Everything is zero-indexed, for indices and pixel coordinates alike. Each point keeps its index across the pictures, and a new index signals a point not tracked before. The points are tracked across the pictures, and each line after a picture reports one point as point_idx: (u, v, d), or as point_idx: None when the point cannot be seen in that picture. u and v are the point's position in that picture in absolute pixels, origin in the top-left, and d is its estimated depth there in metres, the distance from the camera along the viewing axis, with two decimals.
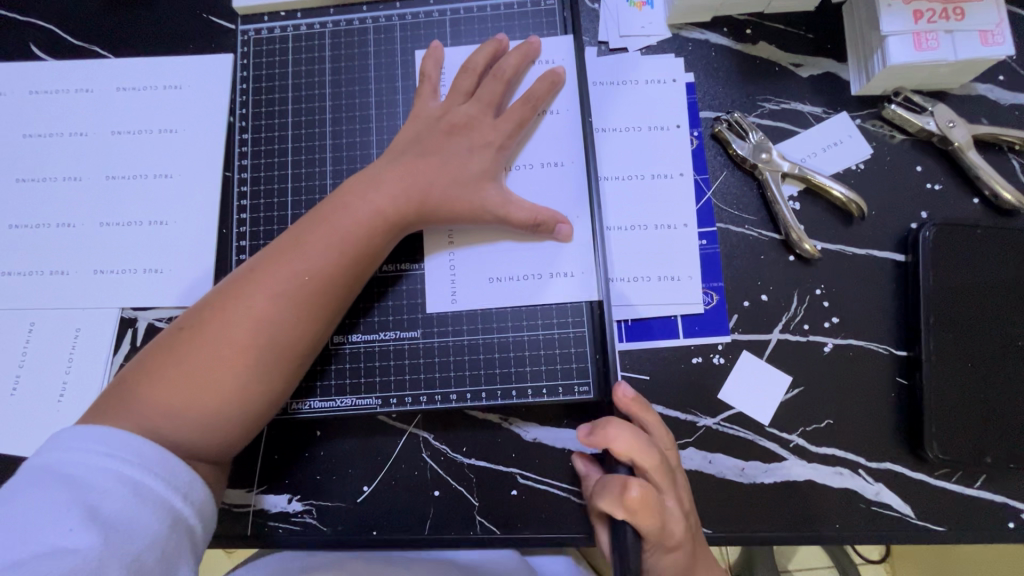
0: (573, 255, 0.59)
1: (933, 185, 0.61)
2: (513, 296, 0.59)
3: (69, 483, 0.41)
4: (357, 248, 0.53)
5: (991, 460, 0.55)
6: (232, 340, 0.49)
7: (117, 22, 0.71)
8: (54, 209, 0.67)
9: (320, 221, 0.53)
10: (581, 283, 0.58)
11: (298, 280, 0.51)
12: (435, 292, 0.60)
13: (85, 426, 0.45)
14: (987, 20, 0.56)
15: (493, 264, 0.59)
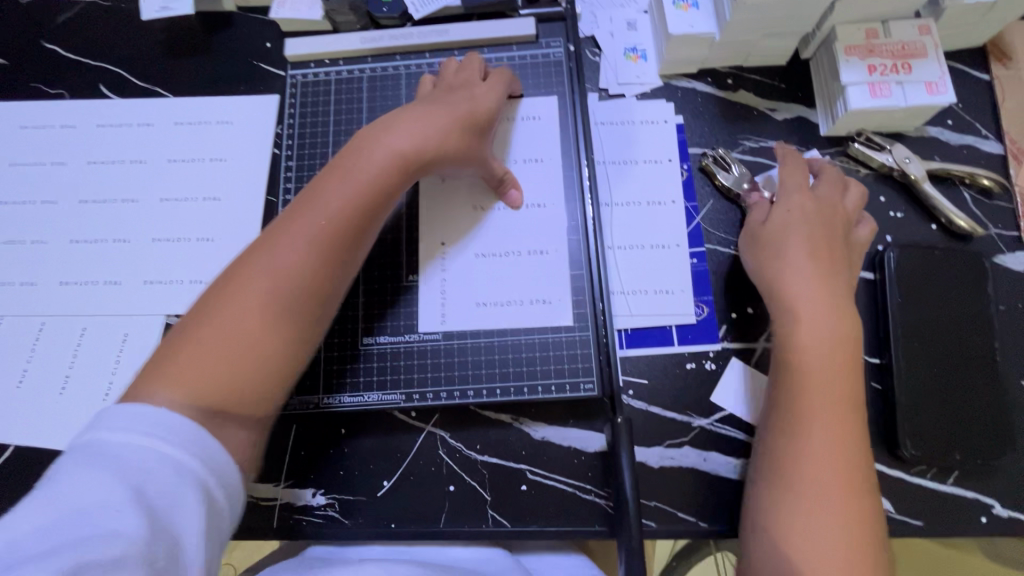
0: (553, 285, 0.67)
1: (895, 212, 0.69)
2: (518, 310, 0.66)
3: (112, 467, 0.40)
4: (370, 194, 0.56)
5: (960, 457, 0.60)
6: (255, 289, 0.50)
7: (177, 67, 0.81)
8: (112, 227, 0.74)
9: (333, 175, 0.55)
10: (556, 309, 0.66)
11: (319, 227, 0.53)
12: (428, 314, 0.66)
13: (125, 406, 0.44)
14: (932, 73, 0.66)
15: (483, 292, 0.67)
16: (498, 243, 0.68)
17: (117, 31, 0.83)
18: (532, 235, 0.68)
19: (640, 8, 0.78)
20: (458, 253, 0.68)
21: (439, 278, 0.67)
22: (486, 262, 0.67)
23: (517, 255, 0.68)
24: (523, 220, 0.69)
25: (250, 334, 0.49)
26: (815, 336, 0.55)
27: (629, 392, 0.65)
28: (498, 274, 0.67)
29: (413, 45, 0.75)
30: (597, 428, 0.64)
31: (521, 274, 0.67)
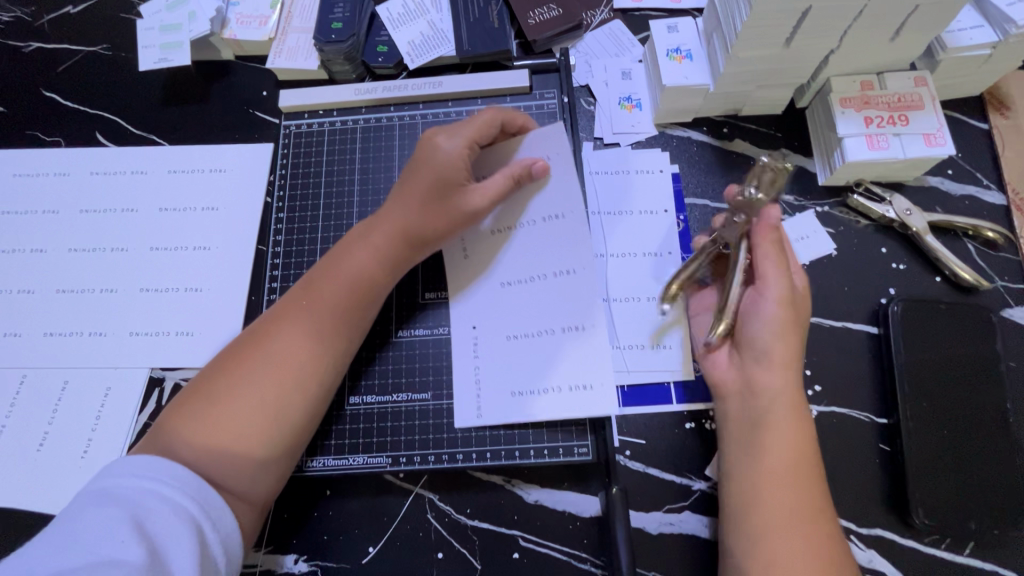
0: (588, 370, 0.61)
1: (898, 264, 0.68)
2: (518, 382, 0.62)
3: (122, 502, 0.47)
4: (361, 280, 0.60)
5: (976, 527, 0.57)
6: (263, 367, 0.55)
7: (174, 115, 0.81)
8: (101, 276, 0.73)
9: (326, 268, 0.61)
10: (598, 396, 0.60)
11: (316, 313, 0.58)
12: (462, 408, 0.62)
13: (140, 456, 0.51)
14: (930, 125, 0.65)
15: (514, 379, 0.62)
16: (531, 320, 0.62)
17: (116, 80, 0.83)
18: (569, 313, 0.61)
19: (635, 58, 0.78)
20: (490, 329, 0.63)
21: (470, 359, 0.63)
22: (518, 344, 0.62)
23: (549, 332, 0.62)
24: (552, 295, 0.62)
25: (248, 416, 0.54)
26: (780, 443, 0.52)
27: (626, 453, 0.63)
28: (535, 353, 0.62)
29: (407, 96, 0.75)
30: (593, 491, 0.62)
31: (557, 354, 0.61)
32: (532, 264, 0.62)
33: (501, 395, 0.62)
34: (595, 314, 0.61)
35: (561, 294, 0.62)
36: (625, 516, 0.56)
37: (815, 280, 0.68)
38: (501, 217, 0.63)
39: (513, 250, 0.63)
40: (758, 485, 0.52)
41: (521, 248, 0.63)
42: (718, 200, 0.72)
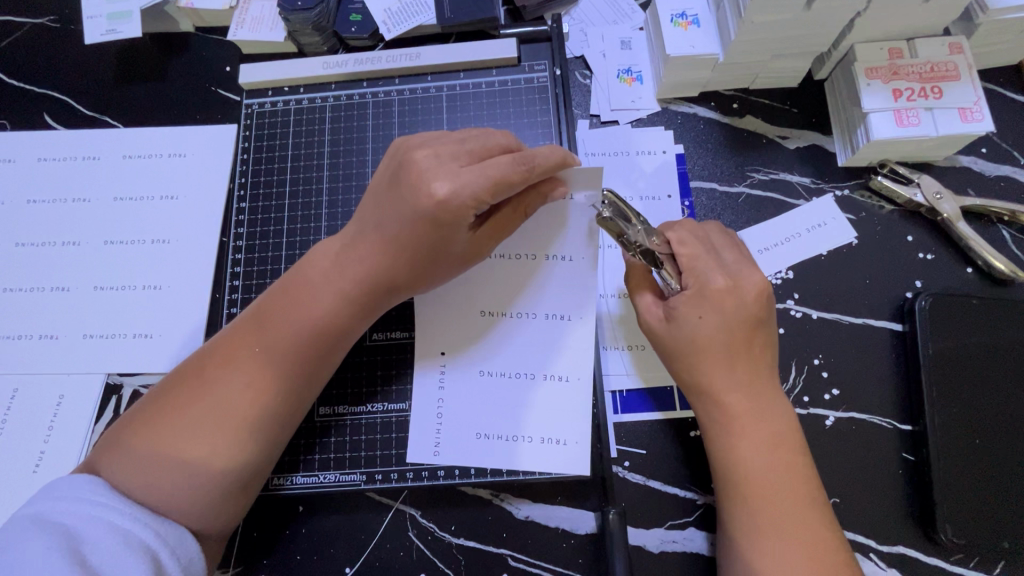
0: (567, 421, 0.55)
1: (925, 254, 0.61)
2: (483, 413, 0.56)
3: (56, 529, 0.41)
4: (331, 319, 0.52)
5: (1009, 546, 0.52)
6: (210, 416, 0.49)
7: (128, 93, 0.73)
8: (50, 273, 0.67)
9: (291, 297, 0.53)
10: (572, 452, 0.55)
11: (279, 352, 0.51)
12: (420, 439, 0.56)
13: (77, 478, 0.46)
14: (966, 98, 0.58)
15: (480, 416, 0.56)
16: (513, 358, 0.57)
17: (63, 54, 0.75)
18: (551, 358, 0.56)
19: (635, 25, 0.70)
20: (459, 362, 0.57)
21: (435, 391, 0.57)
22: (491, 382, 0.57)
23: (527, 376, 0.56)
24: (536, 332, 0.57)
25: (197, 464, 0.48)
26: (757, 453, 0.49)
27: (625, 464, 0.57)
28: (512, 399, 0.56)
29: (382, 70, 0.67)
30: (589, 506, 0.56)
31: (535, 403, 0.56)
32: (522, 301, 0.57)
33: (468, 436, 0.55)
34: (582, 364, 0.56)
35: (546, 336, 0.57)
36: (623, 534, 0.52)
37: (834, 272, 0.62)
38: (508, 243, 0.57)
39: (509, 280, 0.57)
40: (750, 500, 0.49)
41: (517, 278, 0.57)
42: (726, 183, 0.65)
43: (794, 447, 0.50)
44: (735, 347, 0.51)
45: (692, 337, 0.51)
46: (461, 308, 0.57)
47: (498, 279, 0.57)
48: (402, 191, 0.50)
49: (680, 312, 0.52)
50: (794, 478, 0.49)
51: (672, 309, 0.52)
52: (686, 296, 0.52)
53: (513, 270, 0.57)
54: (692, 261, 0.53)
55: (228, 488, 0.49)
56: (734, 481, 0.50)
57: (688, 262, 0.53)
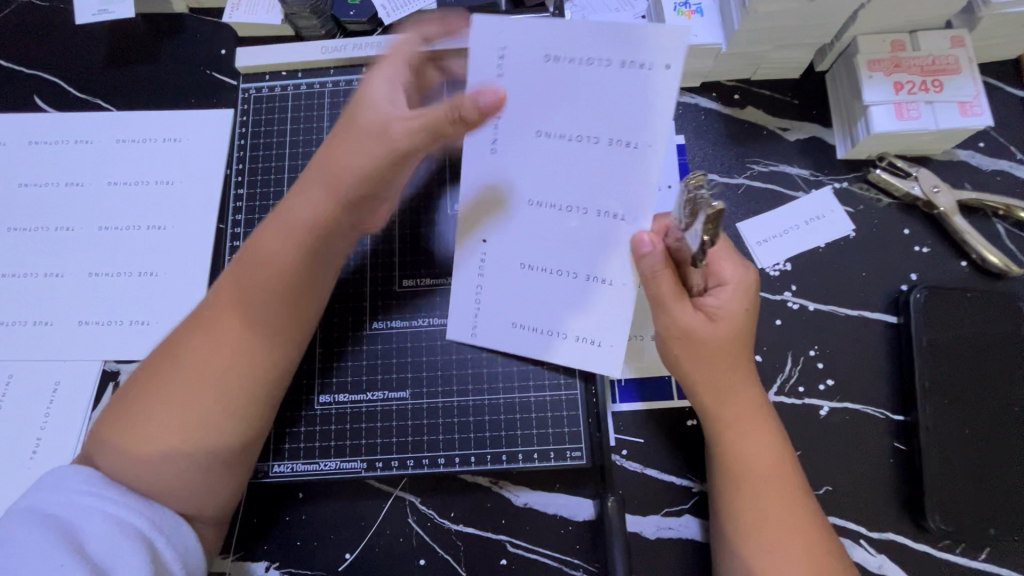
0: (604, 327, 0.55)
1: (921, 247, 0.62)
2: (519, 305, 0.56)
3: (57, 520, 0.42)
4: (301, 276, 0.52)
5: (995, 533, 0.53)
6: (190, 391, 0.49)
7: (120, 75, 0.72)
8: (44, 259, 0.66)
9: (257, 262, 0.52)
10: (607, 355, 0.55)
11: (261, 327, 0.51)
12: (456, 322, 0.58)
13: (69, 469, 0.46)
14: (966, 91, 0.58)
15: (516, 310, 0.56)
16: (558, 254, 0.54)
17: (53, 33, 0.73)
18: (594, 261, 0.54)
19: (637, 13, 0.70)
20: (500, 257, 0.56)
21: (474, 275, 0.56)
22: (532, 276, 0.55)
23: (569, 276, 0.54)
24: (586, 233, 0.53)
25: (180, 443, 0.48)
26: (760, 449, 0.50)
27: (622, 452, 0.58)
28: (548, 297, 0.55)
29: (381, 55, 0.66)
30: (586, 494, 0.57)
31: (571, 301, 0.55)
32: (569, 191, 0.53)
33: (475, 334, 0.58)
34: (622, 266, 0.53)
35: (595, 236, 0.53)
36: (620, 521, 0.53)
37: (831, 264, 0.62)
38: (518, 78, 0.50)
39: (549, 154, 0.52)
40: (766, 497, 0.49)
41: (564, 158, 0.52)
42: (727, 174, 0.65)
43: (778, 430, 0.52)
44: (752, 342, 0.52)
45: (728, 334, 0.51)
46: (488, 192, 0.54)
47: (542, 152, 0.52)
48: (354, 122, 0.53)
49: (721, 309, 0.51)
50: (790, 467, 0.50)
51: (713, 306, 0.51)
52: (725, 291, 0.52)
53: (552, 144, 0.52)
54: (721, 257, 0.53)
55: (216, 466, 0.49)
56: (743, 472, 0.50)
57: (714, 258, 0.53)
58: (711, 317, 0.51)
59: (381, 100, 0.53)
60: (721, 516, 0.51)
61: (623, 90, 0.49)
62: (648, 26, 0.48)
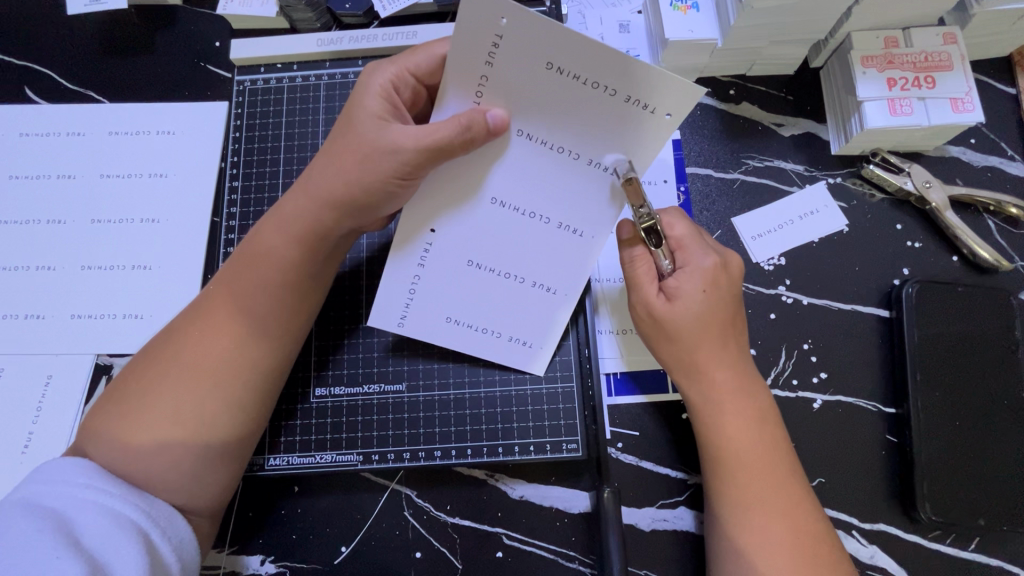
0: (538, 330, 0.56)
1: (913, 242, 0.63)
2: (458, 300, 0.54)
3: (49, 513, 0.42)
4: (301, 287, 0.53)
5: (984, 523, 0.54)
6: (174, 385, 0.48)
7: (113, 66, 0.71)
8: (36, 252, 0.65)
9: (244, 264, 0.52)
10: (535, 357, 0.57)
11: (253, 323, 0.51)
12: (385, 311, 0.55)
13: (62, 460, 0.46)
14: (958, 88, 0.59)
15: (452, 304, 0.55)
16: (511, 254, 0.52)
17: (44, 23, 0.72)
18: (549, 271, 0.52)
19: (634, 8, 0.70)
20: (442, 252, 0.52)
21: (415, 266, 0.53)
22: (478, 275, 0.53)
23: (515, 280, 0.53)
24: (543, 243, 0.51)
25: (168, 433, 0.47)
26: (739, 430, 0.50)
27: (618, 445, 0.58)
28: (500, 297, 0.54)
29: (377, 49, 0.66)
30: (582, 486, 0.57)
31: (520, 304, 0.54)
32: (538, 200, 0.49)
33: (404, 321, 0.55)
34: (575, 280, 0.53)
35: (553, 244, 0.51)
36: (617, 513, 0.53)
37: (825, 259, 0.63)
38: (503, 74, 0.43)
39: (529, 162, 0.47)
40: (747, 479, 0.49)
41: (539, 167, 0.47)
42: (722, 169, 0.66)
43: (776, 425, 0.51)
44: (726, 323, 0.52)
45: (687, 318, 0.51)
46: (449, 198, 0.50)
47: (516, 157, 0.47)
48: (346, 135, 0.51)
49: (680, 292, 0.51)
50: (774, 450, 0.50)
51: (672, 288, 0.52)
52: (684, 274, 0.52)
53: (531, 146, 0.47)
54: (685, 243, 0.53)
55: (209, 455, 0.49)
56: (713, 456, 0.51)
57: (680, 244, 0.53)
58: (670, 298, 0.52)
59: (374, 116, 0.50)
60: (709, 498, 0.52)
61: (614, 123, 0.44)
62: (658, 68, 0.40)
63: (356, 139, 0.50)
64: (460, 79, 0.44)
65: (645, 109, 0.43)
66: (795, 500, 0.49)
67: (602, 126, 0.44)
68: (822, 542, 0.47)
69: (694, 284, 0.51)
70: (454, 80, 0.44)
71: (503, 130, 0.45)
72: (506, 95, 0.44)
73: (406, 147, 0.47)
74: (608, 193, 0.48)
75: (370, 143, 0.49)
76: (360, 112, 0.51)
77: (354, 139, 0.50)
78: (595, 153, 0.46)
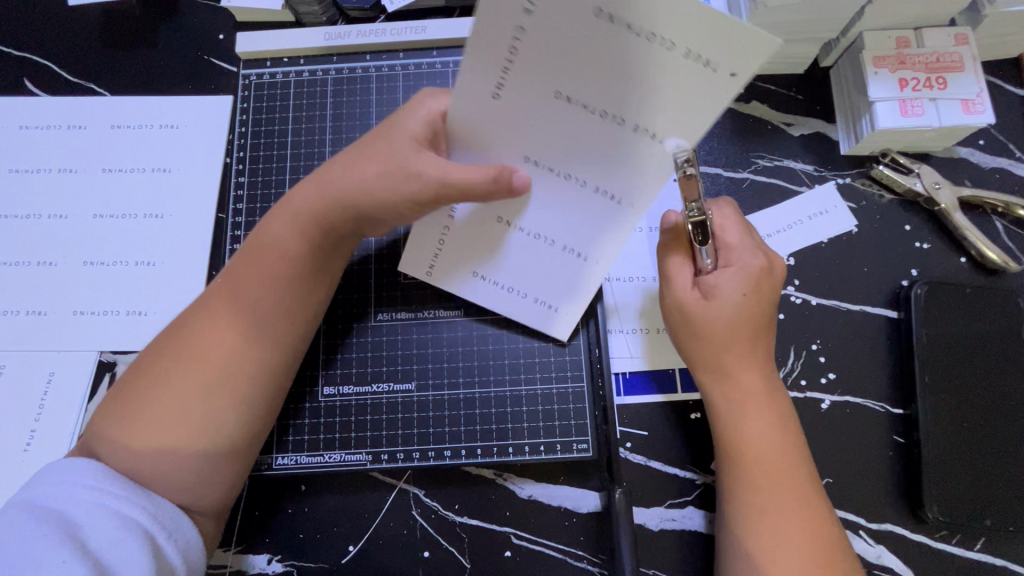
0: (562, 292, 0.55)
1: (921, 244, 0.63)
2: (487, 259, 0.54)
3: (54, 515, 0.41)
4: (304, 278, 0.52)
5: (990, 523, 0.54)
6: (180, 381, 0.48)
7: (115, 59, 0.70)
8: (36, 247, 0.64)
9: (251, 256, 0.52)
10: (558, 319, 0.57)
11: (259, 318, 0.50)
12: (416, 255, 0.56)
13: (67, 460, 0.45)
14: (969, 89, 0.59)
15: (480, 262, 0.55)
16: (543, 217, 0.49)
17: (43, 14, 0.71)
18: (580, 236, 0.50)
19: None
20: (474, 213, 0.51)
21: (439, 224, 0.53)
22: (509, 234, 0.52)
23: (545, 243, 0.51)
24: (576, 207, 0.48)
25: (174, 434, 0.47)
26: (765, 434, 0.50)
27: (627, 445, 0.58)
28: (531, 259, 0.53)
29: (385, 43, 0.65)
30: (591, 486, 0.57)
31: (549, 266, 0.53)
32: (571, 164, 0.45)
33: (432, 272, 0.57)
34: (606, 245, 0.50)
35: (586, 208, 0.47)
36: (627, 513, 0.53)
37: (834, 259, 0.63)
38: (547, 24, 0.37)
39: (565, 131, 0.42)
40: (765, 484, 0.49)
41: (573, 136, 0.43)
42: (732, 168, 0.65)
43: (796, 430, 0.52)
44: (756, 326, 0.52)
45: (726, 317, 0.51)
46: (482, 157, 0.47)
47: (549, 129, 0.43)
48: (377, 144, 0.50)
49: (719, 290, 0.52)
50: (792, 455, 0.50)
51: (711, 287, 0.52)
52: (726, 275, 0.52)
53: (566, 115, 0.41)
54: (734, 244, 0.53)
55: (215, 455, 0.48)
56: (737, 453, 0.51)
57: (726, 246, 0.53)
58: (708, 296, 0.52)
59: (410, 138, 0.49)
60: (723, 500, 0.52)
61: (673, 86, 0.38)
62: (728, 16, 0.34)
63: (379, 150, 0.50)
64: (479, 52, 0.39)
65: (707, 68, 0.36)
66: (811, 504, 0.49)
67: (645, 94, 0.38)
68: (834, 547, 0.48)
69: (731, 285, 0.52)
70: (483, 31, 0.38)
71: (523, 192, 0.47)
72: (544, 50, 0.38)
73: (426, 176, 0.47)
74: (654, 166, 0.42)
75: (390, 156, 0.49)
76: (386, 127, 0.51)
77: (381, 152, 0.50)
78: (642, 120, 0.40)
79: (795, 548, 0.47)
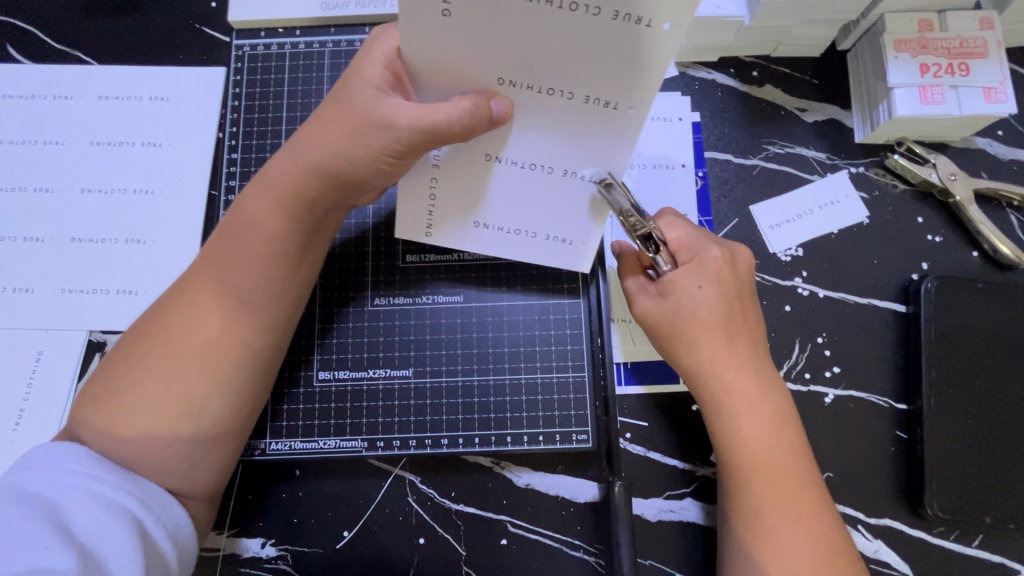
0: (572, 223, 0.51)
1: (933, 236, 0.61)
2: (482, 203, 0.51)
3: (38, 501, 0.40)
4: (291, 256, 0.50)
5: (990, 521, 0.54)
6: (164, 370, 0.47)
7: (102, 26, 0.67)
8: (23, 222, 0.62)
9: (234, 238, 0.50)
10: (575, 251, 0.53)
11: (246, 304, 0.49)
12: (407, 221, 0.52)
13: (53, 445, 0.44)
14: (992, 76, 0.56)
15: (479, 209, 0.51)
16: (536, 143, 0.46)
17: None
18: (584, 157, 0.47)
19: None
20: (459, 155, 0.48)
21: (427, 182, 0.50)
22: (504, 174, 0.49)
23: (546, 172, 0.48)
24: (574, 121, 0.44)
25: (161, 422, 0.46)
26: (755, 434, 0.49)
27: (627, 436, 0.57)
28: (529, 191, 0.49)
29: (386, 15, 0.63)
30: (590, 476, 0.57)
31: (552, 198, 0.50)
32: (542, 151, 0.47)
33: (430, 233, 0.53)
34: (612, 159, 0.46)
35: (583, 122, 0.44)
36: (627, 505, 0.52)
37: (843, 250, 0.61)
38: (471, 14, 0.39)
39: (526, 118, 0.45)
40: (759, 483, 0.48)
41: (536, 122, 0.45)
42: (742, 154, 0.63)
43: (792, 426, 0.50)
44: (735, 319, 0.51)
45: (696, 317, 0.50)
46: (452, 87, 0.44)
47: (520, 42, 0.40)
48: None
49: (682, 292, 0.51)
50: (789, 454, 0.49)
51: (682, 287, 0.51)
52: (693, 272, 0.51)
53: (537, 18, 0.39)
54: (686, 242, 0.52)
55: (203, 440, 0.47)
56: (723, 458, 0.50)
57: (682, 245, 0.52)
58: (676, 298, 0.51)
59: (374, 90, 0.46)
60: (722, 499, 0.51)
61: (614, 49, 0.40)
62: None
63: (349, 110, 0.47)
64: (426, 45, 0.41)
65: (640, 23, 0.38)
66: (809, 503, 0.48)
67: (595, 59, 0.41)
68: (833, 543, 0.47)
69: (700, 281, 0.50)
70: (415, 23, 0.40)
71: (505, 122, 0.44)
72: (483, 32, 0.40)
73: (402, 129, 0.44)
74: (620, 135, 0.45)
75: (362, 118, 0.46)
76: (348, 93, 0.47)
77: (348, 109, 0.47)
78: (593, 90, 0.42)
79: (795, 547, 0.46)
